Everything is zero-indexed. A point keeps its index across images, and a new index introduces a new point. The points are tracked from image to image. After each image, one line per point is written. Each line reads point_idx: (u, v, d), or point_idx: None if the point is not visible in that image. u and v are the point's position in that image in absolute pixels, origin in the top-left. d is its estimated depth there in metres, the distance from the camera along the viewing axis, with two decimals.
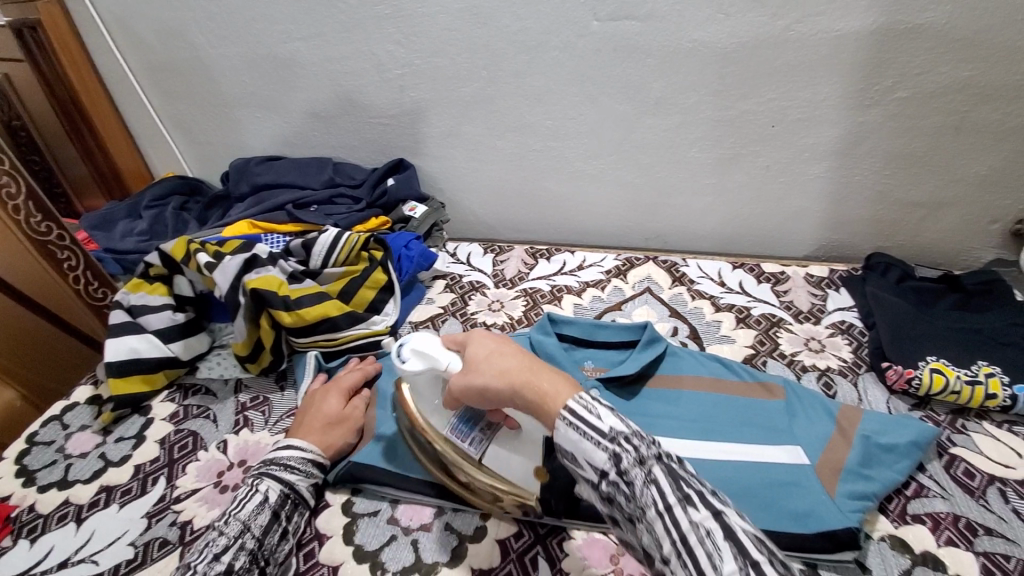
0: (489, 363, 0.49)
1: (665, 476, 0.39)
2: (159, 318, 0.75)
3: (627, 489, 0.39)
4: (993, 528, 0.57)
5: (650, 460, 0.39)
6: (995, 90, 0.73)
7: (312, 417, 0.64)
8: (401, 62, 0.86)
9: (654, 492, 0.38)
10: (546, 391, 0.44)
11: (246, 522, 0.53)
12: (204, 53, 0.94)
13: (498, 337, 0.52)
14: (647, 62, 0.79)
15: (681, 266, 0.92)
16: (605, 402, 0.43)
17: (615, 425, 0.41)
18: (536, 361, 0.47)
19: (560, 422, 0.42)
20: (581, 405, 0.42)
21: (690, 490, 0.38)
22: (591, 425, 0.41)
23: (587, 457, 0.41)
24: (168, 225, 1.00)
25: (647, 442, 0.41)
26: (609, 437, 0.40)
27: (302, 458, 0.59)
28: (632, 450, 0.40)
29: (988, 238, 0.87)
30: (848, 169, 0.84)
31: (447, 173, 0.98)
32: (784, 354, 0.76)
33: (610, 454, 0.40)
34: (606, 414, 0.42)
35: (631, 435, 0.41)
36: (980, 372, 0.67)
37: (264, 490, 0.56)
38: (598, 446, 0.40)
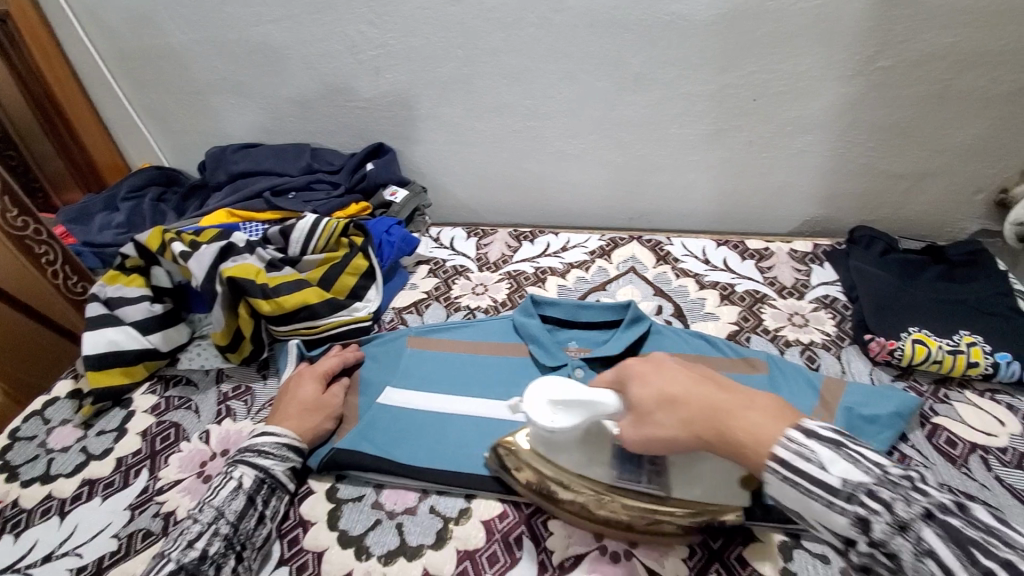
0: (663, 407, 0.45)
1: (939, 540, 0.35)
2: (136, 310, 0.74)
3: (888, 558, 0.36)
4: (974, 495, 0.57)
5: (913, 520, 0.36)
6: (977, 57, 0.73)
7: (291, 405, 0.63)
8: (376, 43, 0.84)
9: (932, 565, 0.34)
10: (749, 434, 0.42)
11: (219, 509, 0.53)
12: (175, 39, 0.91)
13: (649, 368, 0.48)
14: (625, 37, 0.77)
15: (665, 245, 0.91)
16: (828, 440, 0.40)
17: (848, 478, 0.38)
18: (721, 402, 0.44)
19: (774, 475, 0.40)
20: (793, 454, 0.40)
21: (985, 561, 0.33)
22: (817, 482, 0.39)
23: (824, 520, 0.39)
24: (146, 217, 0.98)
25: (900, 496, 0.37)
26: (845, 496, 0.38)
27: (276, 443, 0.59)
28: (882, 511, 0.37)
29: (972, 208, 0.87)
30: (832, 142, 0.83)
31: (428, 157, 0.97)
32: (767, 330, 0.76)
33: (852, 516, 0.38)
34: (832, 462, 0.39)
35: (873, 487, 0.37)
36: (962, 342, 0.67)
37: (238, 476, 0.56)
38: (840, 511, 0.38)
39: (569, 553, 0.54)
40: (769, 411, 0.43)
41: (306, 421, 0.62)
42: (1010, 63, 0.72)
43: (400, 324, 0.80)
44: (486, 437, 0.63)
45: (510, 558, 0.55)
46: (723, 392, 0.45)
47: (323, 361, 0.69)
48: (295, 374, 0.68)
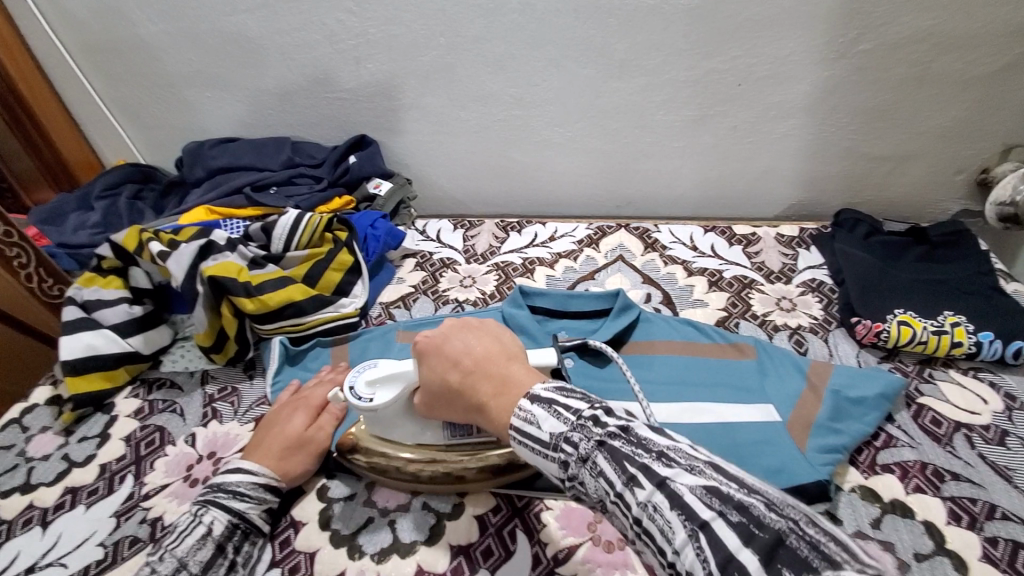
0: (443, 391, 0.49)
1: (607, 461, 0.39)
2: (115, 313, 0.72)
3: (584, 487, 0.41)
4: (959, 473, 0.58)
5: (591, 452, 0.40)
6: (956, 39, 0.73)
7: (268, 437, 0.59)
8: (354, 32, 0.82)
9: (603, 483, 0.39)
10: (494, 415, 0.46)
11: (182, 559, 0.50)
12: (145, 31, 0.88)
13: (432, 352, 0.50)
14: (608, 22, 0.76)
15: (653, 232, 0.91)
16: (543, 401, 0.44)
17: (553, 428, 0.42)
18: (484, 384, 0.47)
19: (513, 439, 0.45)
20: (520, 420, 0.44)
21: (632, 470, 0.38)
22: (534, 438, 0.43)
23: (544, 467, 0.43)
24: (122, 216, 0.95)
25: (584, 436, 0.41)
26: (552, 446, 0.42)
27: (252, 483, 0.55)
28: (573, 453, 0.41)
29: (954, 189, 0.87)
30: (816, 126, 0.83)
31: (412, 148, 0.95)
32: (756, 315, 0.76)
33: (559, 462, 0.42)
34: (543, 418, 0.43)
35: (569, 433, 0.41)
36: (946, 322, 0.68)
37: (209, 521, 0.52)
38: (548, 457, 0.42)
39: (563, 544, 0.55)
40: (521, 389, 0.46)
41: (278, 455, 0.58)
42: (991, 43, 0.73)
43: (388, 319, 0.79)
44: None
45: (505, 551, 0.54)
46: (488, 370, 0.48)
47: (310, 389, 0.64)
48: (280, 403, 0.63)
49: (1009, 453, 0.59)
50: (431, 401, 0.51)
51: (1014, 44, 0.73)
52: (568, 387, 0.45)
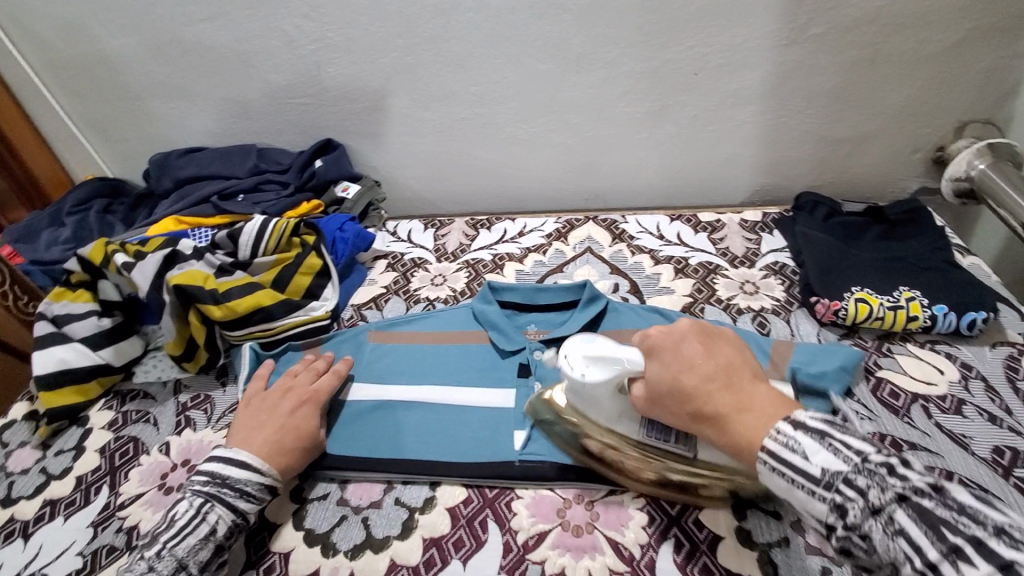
0: (668, 395, 0.48)
1: (912, 521, 0.36)
2: (84, 325, 0.72)
3: (865, 542, 0.37)
4: (916, 443, 0.59)
5: (887, 505, 0.37)
6: (902, 20, 0.75)
7: (272, 432, 0.59)
8: (313, 37, 0.83)
9: (904, 546, 0.35)
10: (733, 429, 0.44)
11: (182, 559, 0.50)
12: (106, 45, 0.88)
13: (663, 349, 0.50)
14: (563, 17, 0.77)
15: (620, 223, 0.93)
16: (811, 430, 0.41)
17: (827, 464, 0.39)
18: (722, 396, 0.45)
19: (762, 464, 0.42)
20: (779, 445, 0.41)
21: (956, 540, 0.34)
22: (800, 470, 0.40)
23: (807, 507, 0.40)
24: (94, 231, 0.95)
25: (875, 483, 0.38)
26: (824, 483, 0.39)
27: (259, 483, 0.55)
28: (857, 498, 0.38)
29: (911, 168, 0.89)
30: (774, 111, 0.85)
31: (379, 151, 0.96)
32: (720, 299, 0.78)
33: (830, 504, 0.39)
34: (812, 451, 0.40)
35: (851, 475, 0.39)
36: (902, 297, 0.70)
37: (214, 520, 0.53)
38: (817, 497, 0.39)
39: (532, 530, 0.56)
40: (769, 406, 0.44)
41: (285, 454, 0.58)
42: (936, 23, 0.75)
43: (359, 320, 0.80)
44: (448, 425, 0.64)
45: (476, 541, 0.55)
46: (728, 382, 0.46)
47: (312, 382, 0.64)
48: (284, 395, 0.63)
49: (965, 421, 0.60)
50: (651, 402, 0.50)
51: (958, 22, 0.75)
52: (837, 421, 0.42)
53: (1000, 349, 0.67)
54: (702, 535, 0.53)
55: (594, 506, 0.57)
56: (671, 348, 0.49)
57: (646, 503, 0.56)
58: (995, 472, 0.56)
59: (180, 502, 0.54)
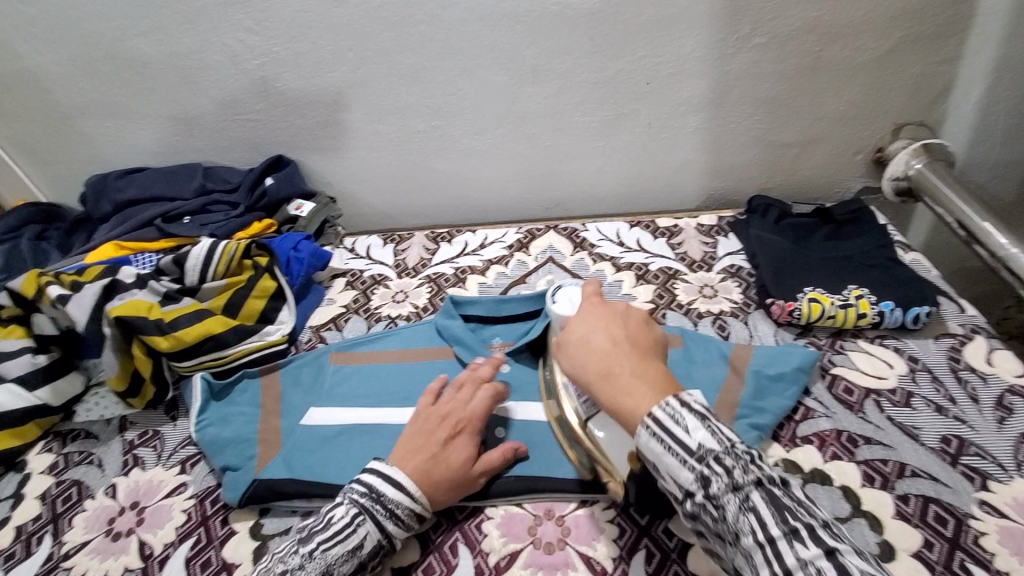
0: (577, 342, 0.51)
1: (764, 502, 0.40)
2: (17, 364, 0.67)
3: (717, 512, 0.41)
4: (871, 437, 0.61)
5: (747, 486, 0.40)
6: (840, 29, 0.78)
7: (428, 452, 0.55)
8: (258, 51, 0.80)
9: (752, 521, 0.39)
10: (624, 388, 0.46)
11: (327, 566, 0.49)
12: (33, 62, 0.83)
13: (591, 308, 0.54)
14: (515, 28, 0.77)
15: (581, 232, 0.93)
16: (695, 409, 0.43)
17: (704, 441, 0.41)
18: (619, 356, 0.48)
19: (644, 432, 0.43)
20: (666, 415, 0.43)
21: (797, 525, 0.39)
22: (678, 440, 0.42)
23: (672, 473, 0.42)
24: (28, 259, 0.89)
25: (740, 464, 0.41)
26: (698, 457, 0.41)
27: (408, 509, 0.52)
28: (723, 475, 0.41)
29: (855, 168, 0.93)
30: (723, 118, 0.87)
31: (332, 166, 0.93)
32: (681, 304, 0.79)
33: (697, 474, 0.41)
34: (694, 427, 0.42)
35: (721, 455, 0.41)
36: (851, 295, 0.72)
37: (362, 535, 0.50)
38: (685, 466, 0.42)
39: (504, 551, 0.55)
40: (652, 376, 0.46)
41: (458, 476, 0.55)
42: (870, 31, 0.78)
43: (318, 342, 0.77)
44: None
45: (447, 566, 0.54)
46: (627, 344, 0.49)
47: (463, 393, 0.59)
48: (436, 411, 0.58)
49: (914, 413, 0.63)
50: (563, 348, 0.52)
51: (891, 30, 0.78)
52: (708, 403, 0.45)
53: (943, 341, 0.70)
54: (672, 545, 0.54)
55: (565, 521, 0.57)
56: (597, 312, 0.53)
57: (617, 514, 0.56)
58: (945, 461, 0.58)
59: (336, 505, 0.52)
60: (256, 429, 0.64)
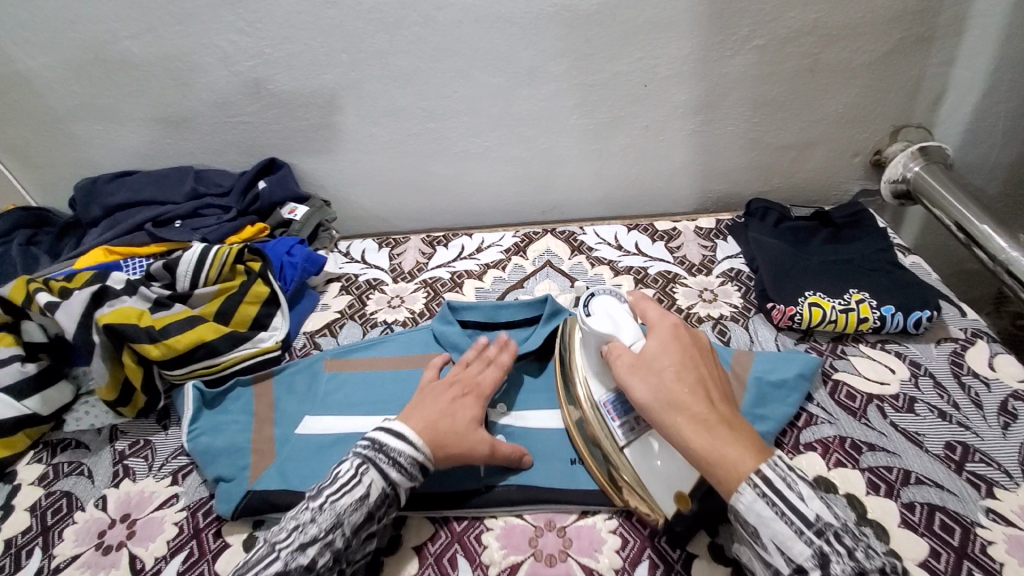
0: (665, 377, 0.50)
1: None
2: (4, 372, 0.65)
3: None
4: (875, 444, 0.60)
5: (876, 572, 0.40)
6: (839, 31, 0.77)
7: (436, 417, 0.56)
8: (250, 53, 0.79)
9: None
10: (721, 437, 0.46)
11: (338, 516, 0.48)
12: (19, 64, 0.81)
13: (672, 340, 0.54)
14: (512, 30, 0.76)
15: (578, 235, 0.92)
16: (810, 486, 0.44)
17: (820, 514, 0.42)
18: (711, 404, 0.49)
19: (754, 491, 0.43)
20: (778, 477, 0.43)
21: None
22: (794, 508, 0.42)
23: (784, 545, 0.42)
24: (16, 264, 0.87)
25: (859, 545, 0.41)
26: (815, 528, 0.42)
27: (411, 457, 0.52)
28: (845, 554, 0.41)
29: (853, 171, 0.93)
30: (722, 121, 0.86)
31: (326, 169, 0.92)
32: (681, 309, 0.78)
33: (813, 547, 0.41)
34: (808, 496, 0.43)
35: (840, 531, 0.42)
36: (852, 300, 0.71)
37: (367, 483, 0.50)
38: (799, 537, 0.42)
39: (504, 563, 0.53)
40: (745, 432, 0.47)
41: (466, 438, 0.55)
42: (870, 33, 0.78)
43: (313, 349, 0.76)
44: None
45: None
46: (714, 393, 0.50)
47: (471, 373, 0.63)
48: (445, 384, 0.61)
49: (917, 419, 0.62)
50: (644, 373, 0.51)
51: (890, 32, 0.78)
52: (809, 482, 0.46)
53: (944, 346, 0.70)
54: (675, 556, 0.53)
55: (566, 532, 0.56)
56: (677, 345, 0.53)
57: (619, 525, 0.56)
58: (949, 468, 0.58)
59: (341, 462, 0.52)
60: (250, 439, 0.62)
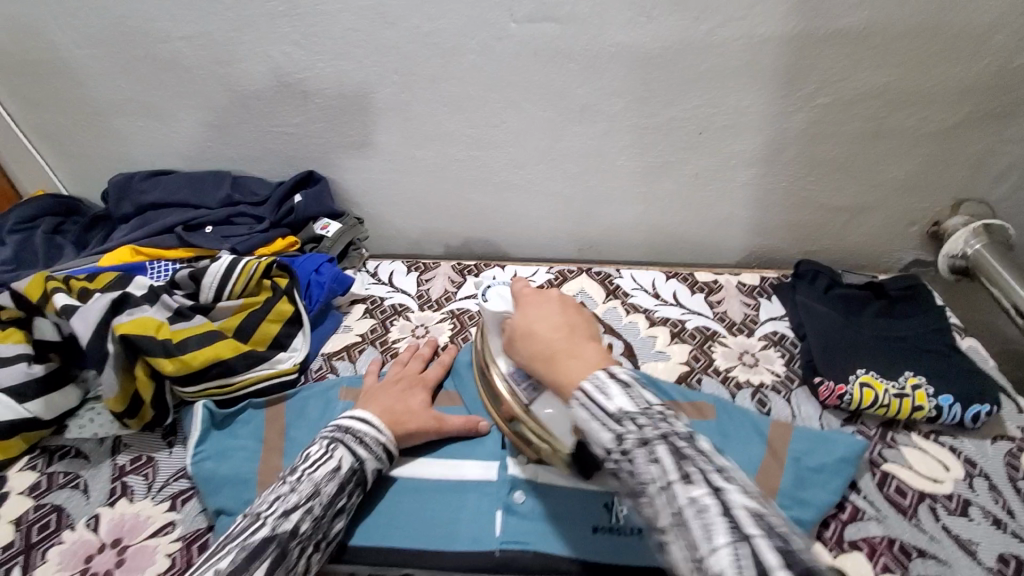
0: (523, 336, 0.50)
1: (669, 455, 0.37)
2: (10, 373, 0.62)
3: (629, 468, 0.38)
4: (926, 550, 0.55)
5: (655, 440, 0.38)
6: (909, 97, 0.74)
7: (390, 401, 0.63)
8: (302, 66, 0.77)
9: (656, 470, 0.37)
10: (562, 369, 0.45)
11: (317, 485, 0.52)
12: (68, 54, 0.81)
13: (531, 301, 0.53)
14: (569, 67, 0.74)
15: (615, 278, 0.89)
16: (620, 380, 0.42)
17: (622, 405, 0.40)
18: (561, 343, 0.47)
19: (575, 402, 0.42)
20: (592, 385, 0.42)
21: (691, 469, 0.36)
22: (599, 405, 0.40)
23: (592, 436, 0.40)
24: (39, 254, 0.86)
25: (652, 423, 0.39)
26: (616, 417, 0.39)
27: (376, 438, 0.58)
28: (634, 431, 0.39)
29: (907, 241, 0.89)
30: (775, 176, 0.82)
31: (363, 186, 0.90)
32: (718, 370, 0.74)
33: (614, 434, 0.39)
34: (615, 393, 0.41)
35: (636, 415, 0.39)
36: (907, 384, 0.67)
37: (338, 457, 0.54)
38: (605, 426, 0.39)
39: None
40: (590, 358, 0.45)
41: (419, 415, 0.62)
42: (942, 103, 0.74)
43: (329, 373, 0.73)
44: (426, 508, 0.59)
45: None
46: (569, 334, 0.48)
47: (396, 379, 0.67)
48: (391, 378, 0.67)
49: (972, 525, 0.57)
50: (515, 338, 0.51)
51: (961, 103, 0.74)
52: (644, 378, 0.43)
53: (1001, 445, 0.64)
54: None
55: None
56: (535, 303, 0.52)
57: None
58: None
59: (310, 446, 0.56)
60: (255, 468, 0.59)
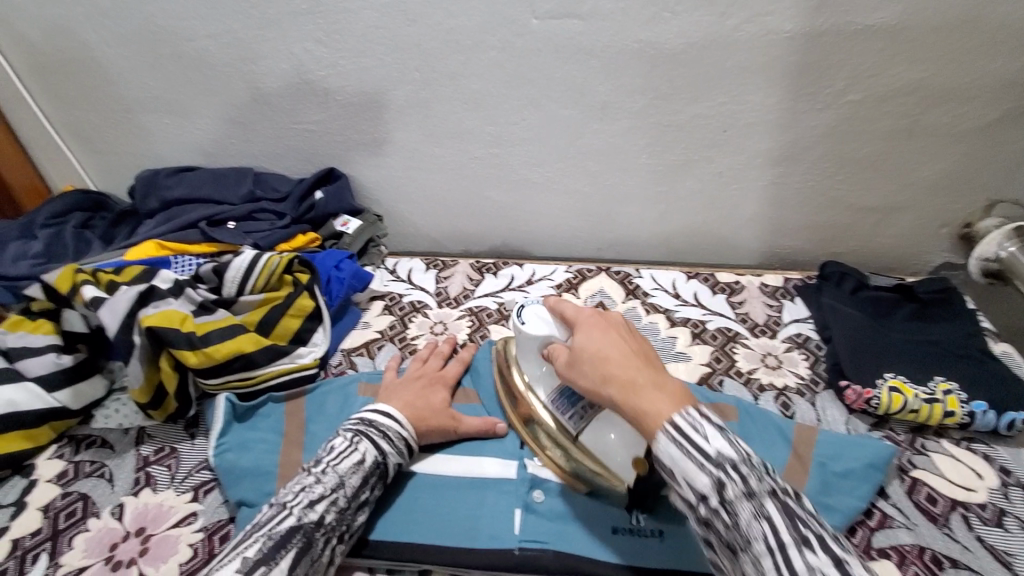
0: (591, 361, 0.47)
1: (779, 513, 0.38)
2: (41, 363, 0.64)
3: (730, 518, 0.39)
4: (957, 560, 0.54)
5: (762, 495, 0.39)
6: (943, 95, 0.72)
7: (410, 397, 0.63)
8: (325, 63, 0.78)
9: (765, 528, 0.38)
10: (643, 401, 0.43)
11: (341, 478, 0.52)
12: (98, 52, 0.82)
13: (596, 324, 0.49)
14: (591, 64, 0.73)
15: (635, 278, 0.88)
16: (715, 421, 0.42)
17: (722, 449, 0.40)
18: (638, 371, 0.45)
19: (661, 439, 0.41)
20: (685, 422, 0.41)
21: (806, 532, 0.37)
22: (696, 448, 0.40)
23: (689, 480, 0.40)
24: (68, 248, 0.89)
25: (753, 472, 0.39)
26: (716, 463, 0.40)
27: (399, 432, 0.58)
28: (739, 482, 0.39)
29: (937, 242, 0.86)
30: (800, 175, 0.81)
31: (383, 183, 0.90)
32: (740, 372, 0.73)
33: (715, 479, 0.40)
34: (712, 434, 0.40)
35: (738, 463, 0.40)
36: (938, 389, 0.65)
37: (362, 451, 0.54)
38: (702, 469, 0.40)
39: None
40: (672, 391, 0.44)
41: (439, 412, 0.62)
42: (975, 101, 0.72)
43: (349, 368, 0.73)
44: (446, 504, 0.59)
45: None
46: (640, 361, 0.46)
47: (415, 375, 0.67)
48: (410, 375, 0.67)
49: (1006, 535, 0.55)
50: (578, 361, 0.48)
51: (996, 101, 0.72)
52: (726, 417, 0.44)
53: None
54: None
55: None
56: (603, 325, 0.49)
57: None
58: None
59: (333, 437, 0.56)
60: (276, 461, 0.60)
